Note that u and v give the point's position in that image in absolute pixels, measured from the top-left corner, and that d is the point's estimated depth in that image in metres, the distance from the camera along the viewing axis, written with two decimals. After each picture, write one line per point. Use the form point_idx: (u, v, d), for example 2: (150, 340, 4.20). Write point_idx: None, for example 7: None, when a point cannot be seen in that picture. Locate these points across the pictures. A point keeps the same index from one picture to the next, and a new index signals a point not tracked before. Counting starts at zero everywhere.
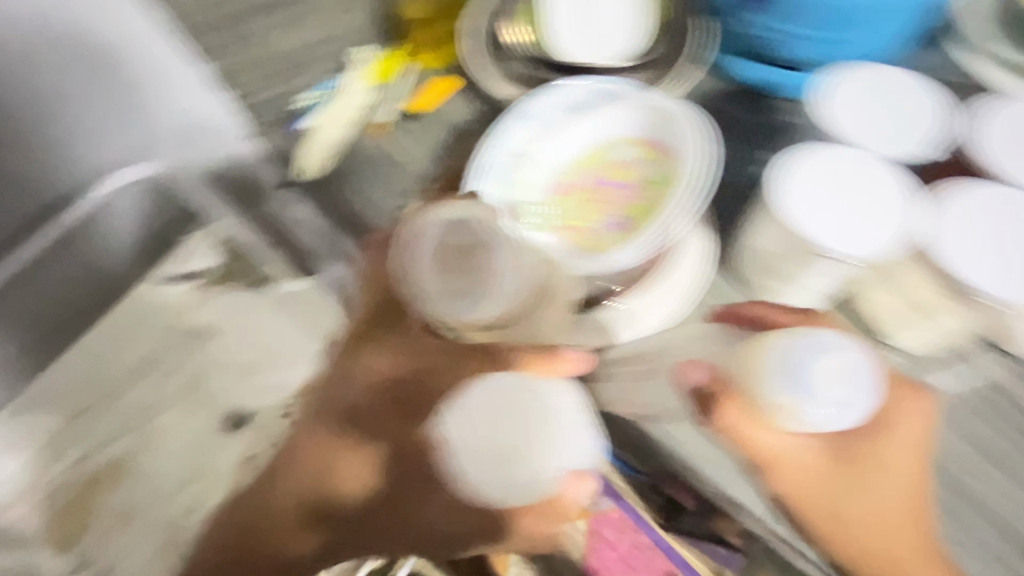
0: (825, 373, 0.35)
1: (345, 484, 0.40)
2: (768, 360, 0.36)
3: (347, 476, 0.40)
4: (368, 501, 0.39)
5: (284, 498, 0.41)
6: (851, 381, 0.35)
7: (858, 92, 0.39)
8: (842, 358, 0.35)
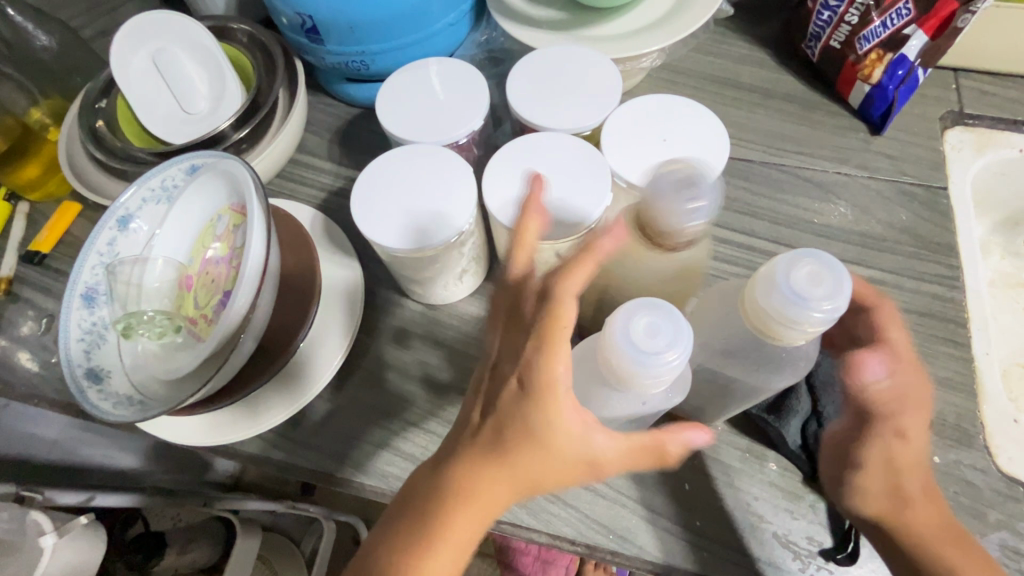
0: (799, 285, 0.29)
1: (479, 486, 0.30)
2: (756, 292, 0.31)
3: (497, 478, 0.30)
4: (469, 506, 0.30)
5: (467, 516, 0.30)
6: (831, 288, 0.29)
7: (623, 107, 0.44)
8: (811, 263, 0.30)
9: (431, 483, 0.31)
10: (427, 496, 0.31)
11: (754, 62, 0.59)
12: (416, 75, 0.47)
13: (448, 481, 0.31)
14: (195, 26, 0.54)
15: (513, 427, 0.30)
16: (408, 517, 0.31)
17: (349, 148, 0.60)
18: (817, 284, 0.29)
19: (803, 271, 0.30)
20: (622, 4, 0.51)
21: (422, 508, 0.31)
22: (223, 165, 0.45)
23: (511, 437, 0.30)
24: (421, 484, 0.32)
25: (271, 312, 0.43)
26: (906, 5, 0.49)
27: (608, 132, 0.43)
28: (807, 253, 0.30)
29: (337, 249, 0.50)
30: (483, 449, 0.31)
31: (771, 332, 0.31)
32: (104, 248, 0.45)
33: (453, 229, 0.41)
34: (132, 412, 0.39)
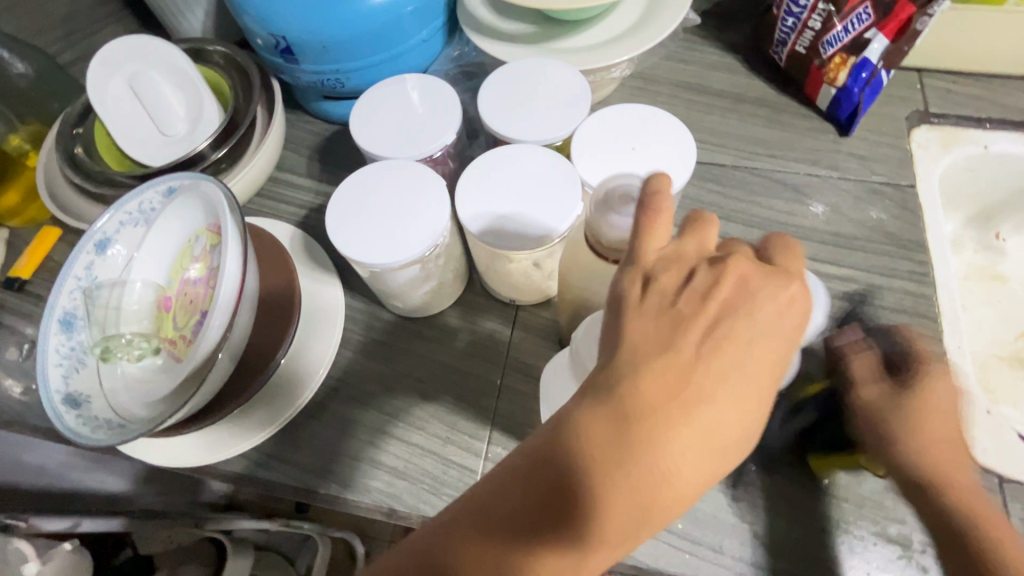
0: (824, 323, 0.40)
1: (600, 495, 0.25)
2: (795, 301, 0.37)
3: (684, 423, 0.24)
4: (670, 377, 0.24)
5: (651, 393, 0.24)
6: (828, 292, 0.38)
7: (592, 118, 0.45)
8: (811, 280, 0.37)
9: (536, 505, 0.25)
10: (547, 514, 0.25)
11: (725, 68, 0.60)
12: (392, 89, 0.48)
13: (584, 502, 0.24)
14: (171, 50, 0.55)
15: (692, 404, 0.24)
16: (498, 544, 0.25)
17: (328, 165, 0.61)
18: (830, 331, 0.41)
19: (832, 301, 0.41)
20: (590, 17, 0.52)
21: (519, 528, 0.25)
22: (199, 186, 0.45)
23: (639, 435, 0.24)
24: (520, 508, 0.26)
25: (250, 330, 0.44)
26: (866, 10, 0.50)
27: (577, 142, 0.44)
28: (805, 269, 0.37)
29: (317, 267, 0.51)
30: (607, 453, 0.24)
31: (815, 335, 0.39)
32: (81, 273, 0.44)
33: (428, 241, 0.41)
34: (110, 436, 0.39)
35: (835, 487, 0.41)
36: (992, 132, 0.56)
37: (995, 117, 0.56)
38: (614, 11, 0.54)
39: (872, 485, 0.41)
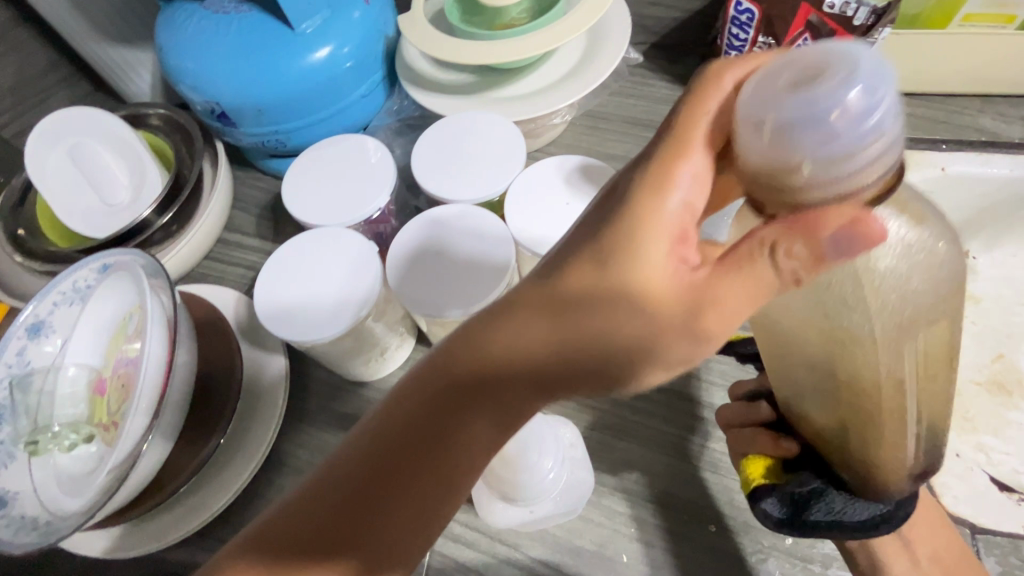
0: (791, 85, 0.22)
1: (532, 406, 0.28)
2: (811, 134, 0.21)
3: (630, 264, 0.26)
4: (465, 404, 0.28)
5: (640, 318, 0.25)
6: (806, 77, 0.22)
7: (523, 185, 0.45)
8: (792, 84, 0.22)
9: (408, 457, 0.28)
10: (429, 440, 0.28)
11: (676, 101, 0.59)
12: (339, 147, 0.49)
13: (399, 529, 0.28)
14: (107, 117, 0.54)
15: (590, 298, 0.26)
16: (357, 504, 0.27)
17: (280, 223, 0.60)
18: (821, 78, 0.21)
19: (802, 68, 0.22)
20: (526, 65, 0.52)
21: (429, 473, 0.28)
22: (131, 258, 0.44)
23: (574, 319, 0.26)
24: (329, 530, 0.27)
25: (184, 406, 0.42)
26: (806, 41, 0.49)
27: (511, 212, 0.43)
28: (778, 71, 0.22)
29: (264, 338, 0.49)
30: (382, 466, 0.28)
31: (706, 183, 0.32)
32: (12, 359, 0.44)
33: (353, 314, 0.40)
34: (38, 538, 0.37)
35: (797, 547, 0.40)
36: (949, 153, 0.55)
37: (949, 139, 0.55)
38: (553, 55, 0.53)
39: None
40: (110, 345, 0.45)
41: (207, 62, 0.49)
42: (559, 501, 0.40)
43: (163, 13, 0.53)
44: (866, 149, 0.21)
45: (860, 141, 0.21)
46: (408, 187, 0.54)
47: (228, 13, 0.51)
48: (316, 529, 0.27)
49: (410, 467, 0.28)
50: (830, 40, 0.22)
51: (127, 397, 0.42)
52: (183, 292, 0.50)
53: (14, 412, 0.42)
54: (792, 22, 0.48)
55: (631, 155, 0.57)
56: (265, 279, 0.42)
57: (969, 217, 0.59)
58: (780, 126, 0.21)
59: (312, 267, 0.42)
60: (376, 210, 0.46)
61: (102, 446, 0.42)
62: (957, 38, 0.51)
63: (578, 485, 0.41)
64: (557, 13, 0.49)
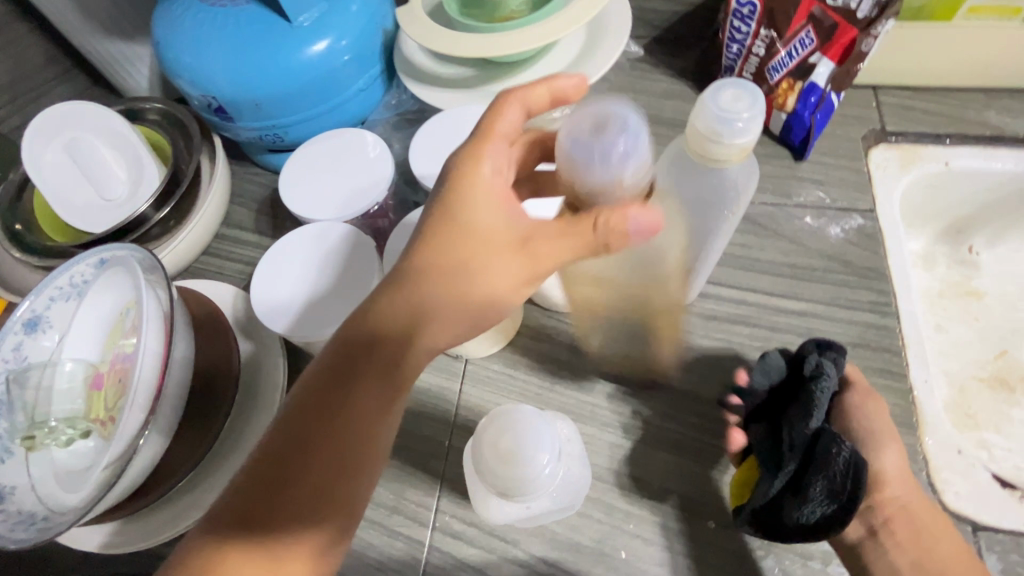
0: (584, 134, 0.32)
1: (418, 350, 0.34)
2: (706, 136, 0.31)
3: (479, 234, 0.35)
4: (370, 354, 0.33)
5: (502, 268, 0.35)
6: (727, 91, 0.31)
7: None
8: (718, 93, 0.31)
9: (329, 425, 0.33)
10: (336, 385, 0.33)
11: (677, 95, 0.58)
12: (336, 143, 0.48)
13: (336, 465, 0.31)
14: (104, 111, 0.54)
15: (458, 266, 0.35)
16: (287, 457, 0.31)
17: (279, 219, 0.60)
18: (607, 128, 0.32)
19: (588, 122, 0.33)
20: (527, 58, 0.52)
21: (328, 437, 0.31)
22: (127, 252, 0.44)
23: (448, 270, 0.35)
24: (266, 480, 0.30)
25: (181, 401, 0.42)
26: (808, 34, 0.48)
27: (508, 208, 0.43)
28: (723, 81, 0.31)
29: (262, 333, 0.49)
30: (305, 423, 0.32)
31: (703, 156, 0.32)
32: (9, 354, 0.43)
33: (353, 309, 0.40)
34: (35, 533, 0.37)
35: (797, 544, 0.40)
36: (952, 147, 0.54)
37: (953, 133, 0.54)
38: (553, 48, 0.53)
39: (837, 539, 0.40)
40: (107, 339, 0.45)
41: (205, 56, 0.49)
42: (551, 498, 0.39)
43: (160, 6, 0.52)
44: (628, 173, 0.32)
45: (630, 165, 0.32)
46: (406, 182, 0.54)
47: (225, 6, 0.50)
48: (236, 513, 0.29)
49: (331, 416, 0.32)
50: (583, 107, 0.34)
51: (124, 392, 0.42)
52: (181, 287, 0.50)
53: (11, 407, 0.42)
54: (795, 15, 0.48)
55: None
56: (264, 273, 0.42)
57: (972, 212, 0.58)
58: (579, 162, 0.32)
59: (313, 262, 0.42)
60: (374, 205, 0.46)
61: (99, 442, 0.42)
62: (962, 30, 0.50)
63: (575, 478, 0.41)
64: (557, 6, 0.48)
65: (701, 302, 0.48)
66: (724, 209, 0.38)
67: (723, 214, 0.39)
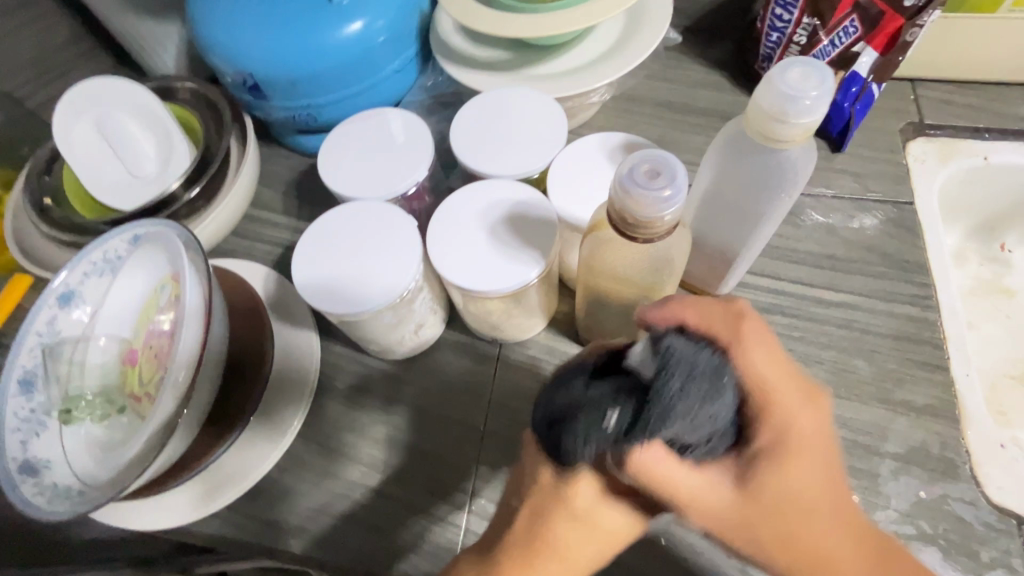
0: (635, 181, 0.29)
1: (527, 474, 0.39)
2: (775, 120, 0.31)
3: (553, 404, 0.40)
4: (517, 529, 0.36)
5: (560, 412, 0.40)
6: (806, 74, 0.30)
7: (564, 164, 0.44)
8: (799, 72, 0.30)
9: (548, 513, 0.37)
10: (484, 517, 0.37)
11: (712, 86, 0.58)
12: (372, 123, 0.48)
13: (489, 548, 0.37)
14: (136, 88, 0.53)
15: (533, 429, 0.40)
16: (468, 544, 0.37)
17: (308, 201, 0.59)
18: (658, 176, 0.29)
19: (639, 168, 0.29)
20: (565, 42, 0.51)
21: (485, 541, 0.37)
22: (164, 228, 0.44)
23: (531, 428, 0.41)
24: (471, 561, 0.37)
25: (217, 378, 0.42)
26: (853, 23, 0.48)
27: (551, 192, 0.42)
28: (795, 60, 0.31)
29: (294, 314, 0.49)
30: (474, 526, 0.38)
31: (767, 136, 0.32)
32: (42, 328, 0.43)
33: (395, 290, 0.40)
34: (69, 508, 0.37)
35: None
36: (991, 142, 0.54)
37: (993, 128, 0.54)
38: (591, 33, 0.53)
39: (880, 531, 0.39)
40: (140, 316, 0.45)
41: (241, 33, 0.48)
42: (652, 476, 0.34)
43: None
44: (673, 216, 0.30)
45: (676, 213, 0.30)
46: (440, 165, 0.53)
47: None
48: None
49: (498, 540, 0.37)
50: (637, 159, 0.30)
51: (160, 369, 0.41)
52: (213, 266, 0.50)
53: (45, 381, 0.42)
54: (840, 2, 0.47)
55: (666, 138, 0.56)
56: (304, 250, 0.42)
57: (1007, 209, 0.58)
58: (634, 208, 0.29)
59: (351, 241, 0.41)
60: (413, 186, 0.45)
61: (133, 417, 0.41)
62: (1007, 23, 0.50)
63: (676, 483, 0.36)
64: None
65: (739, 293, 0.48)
66: (781, 189, 0.37)
67: (777, 202, 0.37)
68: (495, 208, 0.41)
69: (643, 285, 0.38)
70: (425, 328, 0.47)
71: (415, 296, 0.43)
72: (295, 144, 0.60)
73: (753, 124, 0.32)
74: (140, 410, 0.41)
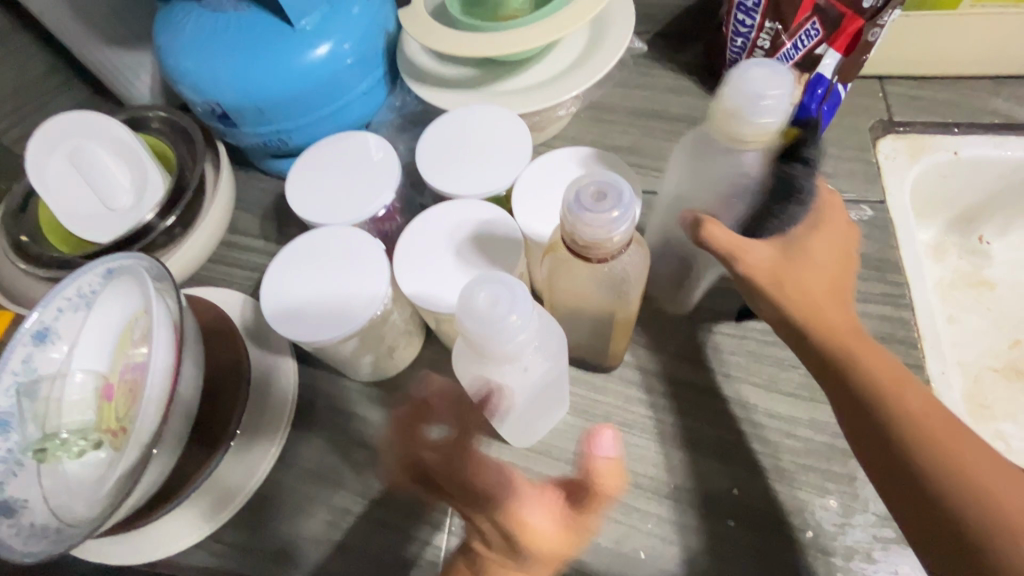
0: (582, 203, 0.30)
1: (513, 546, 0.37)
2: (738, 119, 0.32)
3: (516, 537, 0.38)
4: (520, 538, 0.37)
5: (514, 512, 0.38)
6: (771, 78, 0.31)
7: (530, 182, 0.44)
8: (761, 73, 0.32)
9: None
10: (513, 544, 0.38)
11: (682, 92, 0.58)
12: (341, 146, 0.48)
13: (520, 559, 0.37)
14: (107, 120, 0.54)
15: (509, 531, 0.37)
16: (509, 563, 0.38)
17: (284, 224, 0.60)
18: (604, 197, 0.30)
19: (577, 199, 0.30)
20: (530, 56, 0.51)
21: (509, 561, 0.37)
22: (135, 259, 0.44)
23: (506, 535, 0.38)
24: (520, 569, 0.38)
25: (194, 406, 0.42)
26: (814, 25, 0.48)
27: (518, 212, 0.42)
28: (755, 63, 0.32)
29: (271, 339, 0.49)
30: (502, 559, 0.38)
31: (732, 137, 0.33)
32: (17, 367, 0.43)
33: (364, 314, 0.40)
34: (49, 546, 0.37)
35: (820, 539, 0.39)
36: (961, 136, 0.54)
37: (962, 121, 0.54)
38: (556, 47, 0.53)
39: (858, 534, 0.39)
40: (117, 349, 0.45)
41: (209, 62, 0.49)
42: (491, 313, 0.29)
43: (162, 13, 0.52)
44: (521, 344, 0.30)
45: (626, 228, 0.30)
46: (412, 184, 0.53)
47: (226, 11, 0.50)
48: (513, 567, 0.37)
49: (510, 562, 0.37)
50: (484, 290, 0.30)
51: (135, 400, 0.41)
52: (189, 295, 0.50)
53: (22, 420, 0.42)
54: (800, 6, 0.47)
55: (637, 146, 0.56)
56: (274, 277, 0.42)
57: (982, 201, 0.58)
58: (475, 336, 0.30)
59: (319, 268, 0.41)
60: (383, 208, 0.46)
61: (110, 451, 0.41)
62: (968, 18, 0.50)
63: (554, 335, 0.36)
64: (559, 3, 0.48)
65: (712, 298, 0.48)
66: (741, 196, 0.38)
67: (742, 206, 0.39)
68: (459, 231, 0.41)
69: (607, 302, 0.38)
70: (402, 348, 0.47)
71: (389, 317, 0.43)
72: (270, 167, 0.60)
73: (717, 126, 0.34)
74: (116, 444, 0.41)
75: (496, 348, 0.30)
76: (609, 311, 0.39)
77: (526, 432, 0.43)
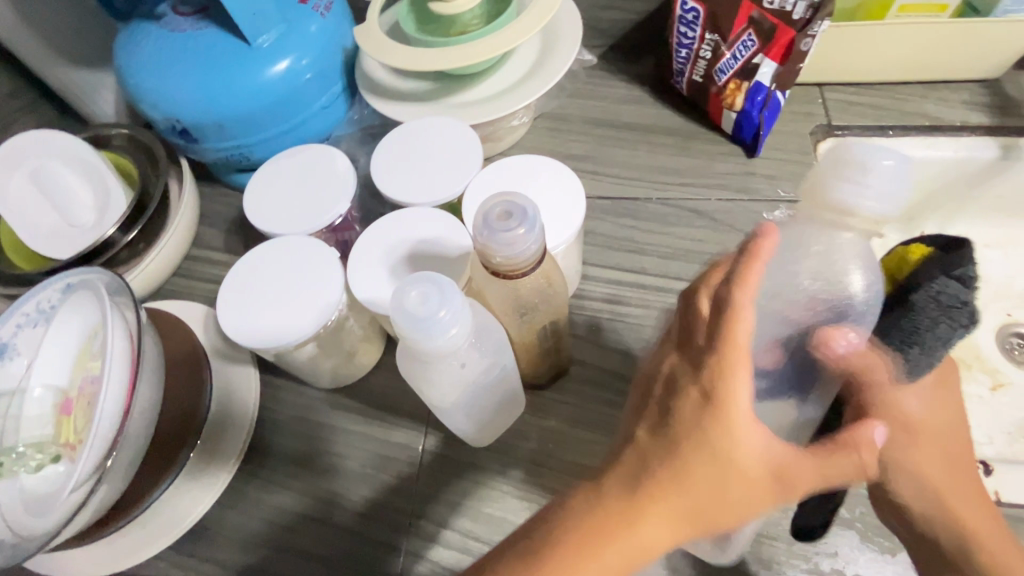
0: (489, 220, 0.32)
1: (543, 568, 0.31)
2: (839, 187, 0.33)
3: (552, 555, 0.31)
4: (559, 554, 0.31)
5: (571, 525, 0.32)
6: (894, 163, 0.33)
7: (483, 189, 0.45)
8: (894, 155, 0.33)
9: (660, 446, 0.32)
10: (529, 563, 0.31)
11: (634, 101, 0.60)
12: (299, 159, 0.49)
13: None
14: (67, 138, 0.54)
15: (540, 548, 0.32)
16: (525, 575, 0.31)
17: (249, 237, 0.61)
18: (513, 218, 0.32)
19: (494, 212, 0.32)
20: (483, 69, 0.53)
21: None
22: (94, 274, 0.45)
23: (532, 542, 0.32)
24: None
25: (152, 417, 0.43)
26: (750, 37, 0.50)
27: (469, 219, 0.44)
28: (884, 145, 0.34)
29: (234, 349, 0.50)
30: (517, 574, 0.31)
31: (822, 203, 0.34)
32: None
33: (317, 319, 0.41)
34: (5, 560, 0.37)
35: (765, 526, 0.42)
36: (895, 139, 0.57)
37: (896, 125, 0.57)
38: (508, 60, 0.55)
39: None
40: (75, 363, 0.45)
41: (169, 80, 0.50)
42: (421, 307, 0.31)
43: (122, 34, 0.53)
44: (452, 340, 0.32)
45: (529, 244, 0.32)
46: (372, 195, 0.55)
47: (185, 31, 0.51)
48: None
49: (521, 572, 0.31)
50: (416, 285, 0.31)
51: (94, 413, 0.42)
52: (152, 309, 0.51)
53: None
54: (735, 18, 0.50)
55: (591, 154, 0.59)
56: (227, 286, 0.43)
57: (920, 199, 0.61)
58: (407, 332, 0.31)
59: (271, 275, 0.43)
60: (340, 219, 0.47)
61: (66, 464, 0.41)
62: (895, 29, 0.53)
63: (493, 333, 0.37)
64: (508, 19, 0.50)
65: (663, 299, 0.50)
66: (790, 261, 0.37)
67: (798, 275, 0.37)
68: (411, 240, 0.43)
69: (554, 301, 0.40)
70: (363, 355, 0.48)
71: (348, 326, 0.45)
72: (234, 181, 0.61)
73: (808, 195, 0.35)
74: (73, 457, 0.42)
75: (426, 345, 0.32)
76: (554, 310, 0.41)
77: (483, 431, 0.44)
